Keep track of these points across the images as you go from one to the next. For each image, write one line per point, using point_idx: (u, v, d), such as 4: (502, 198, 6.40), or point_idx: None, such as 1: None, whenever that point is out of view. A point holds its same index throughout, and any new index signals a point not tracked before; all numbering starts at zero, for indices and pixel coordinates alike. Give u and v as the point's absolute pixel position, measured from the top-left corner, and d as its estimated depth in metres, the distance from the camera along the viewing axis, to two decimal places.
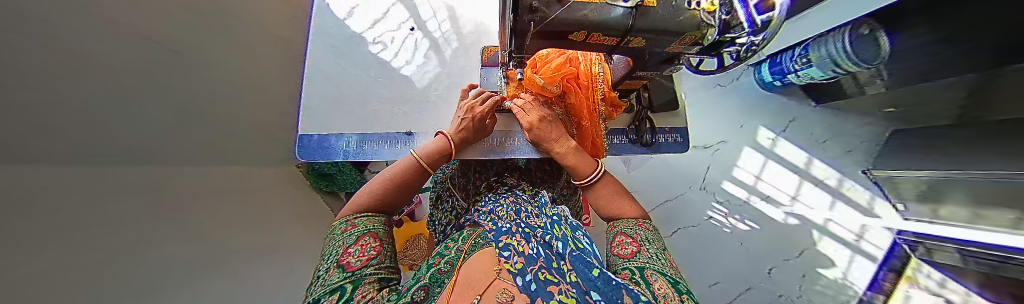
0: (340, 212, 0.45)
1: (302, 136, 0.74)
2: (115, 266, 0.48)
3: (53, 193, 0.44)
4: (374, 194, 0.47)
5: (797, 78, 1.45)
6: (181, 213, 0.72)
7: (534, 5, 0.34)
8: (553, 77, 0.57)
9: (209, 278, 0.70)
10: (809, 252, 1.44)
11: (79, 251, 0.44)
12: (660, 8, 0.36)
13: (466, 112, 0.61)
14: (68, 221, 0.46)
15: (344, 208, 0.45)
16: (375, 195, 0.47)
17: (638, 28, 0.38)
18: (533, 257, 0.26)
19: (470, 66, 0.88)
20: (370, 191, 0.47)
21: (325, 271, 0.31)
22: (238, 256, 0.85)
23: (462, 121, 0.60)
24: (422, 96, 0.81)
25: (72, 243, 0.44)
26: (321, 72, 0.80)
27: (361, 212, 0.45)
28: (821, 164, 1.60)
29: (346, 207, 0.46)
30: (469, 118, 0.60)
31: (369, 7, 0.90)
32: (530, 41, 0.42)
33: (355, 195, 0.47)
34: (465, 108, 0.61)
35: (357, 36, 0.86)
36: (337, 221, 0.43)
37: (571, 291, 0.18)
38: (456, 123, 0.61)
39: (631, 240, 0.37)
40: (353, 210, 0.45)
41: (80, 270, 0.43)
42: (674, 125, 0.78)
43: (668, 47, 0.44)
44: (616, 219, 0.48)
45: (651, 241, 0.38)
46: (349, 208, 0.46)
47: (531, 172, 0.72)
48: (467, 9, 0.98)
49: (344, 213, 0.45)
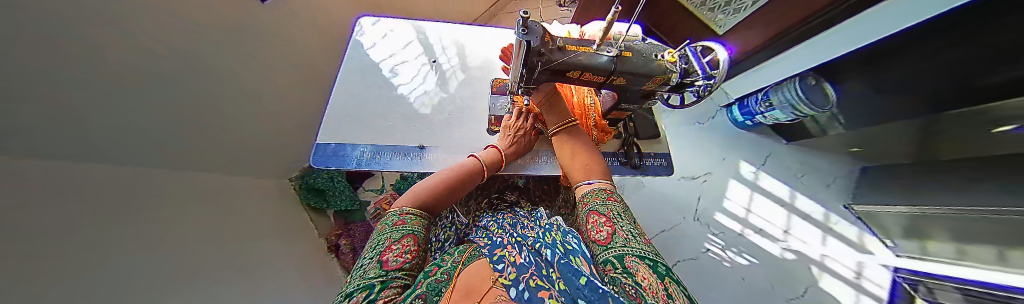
0: (397, 200, 0.49)
1: (319, 145, 0.77)
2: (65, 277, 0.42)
3: None
4: (431, 190, 0.51)
5: (765, 118, 1.61)
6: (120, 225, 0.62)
7: (541, 50, 0.44)
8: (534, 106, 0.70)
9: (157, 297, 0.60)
10: (813, 289, 1.41)
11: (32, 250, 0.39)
12: (634, 57, 0.48)
13: (516, 131, 0.70)
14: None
15: (398, 199, 0.49)
16: (434, 191, 0.51)
17: (621, 69, 0.48)
18: (524, 266, 0.28)
19: (480, 92, 0.98)
20: (426, 189, 0.51)
21: (368, 263, 0.34)
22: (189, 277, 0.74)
23: (513, 139, 0.68)
24: (433, 116, 0.89)
25: None
26: (346, 90, 0.90)
27: (416, 205, 0.48)
28: (804, 197, 1.68)
29: (402, 197, 0.50)
30: (520, 136, 0.69)
31: (392, 41, 1.05)
32: (537, 76, 0.51)
33: (410, 189, 0.52)
34: (515, 128, 0.69)
35: (377, 64, 0.97)
36: (392, 210, 0.47)
37: (559, 297, 0.21)
38: (504, 139, 0.69)
39: (604, 219, 0.40)
40: (409, 201, 0.49)
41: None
42: (660, 151, 0.86)
43: (644, 85, 0.53)
44: (586, 190, 0.52)
45: (622, 216, 0.41)
46: (405, 199, 0.49)
47: (529, 191, 0.76)
48: (476, 46, 1.13)
49: (397, 204, 0.49)
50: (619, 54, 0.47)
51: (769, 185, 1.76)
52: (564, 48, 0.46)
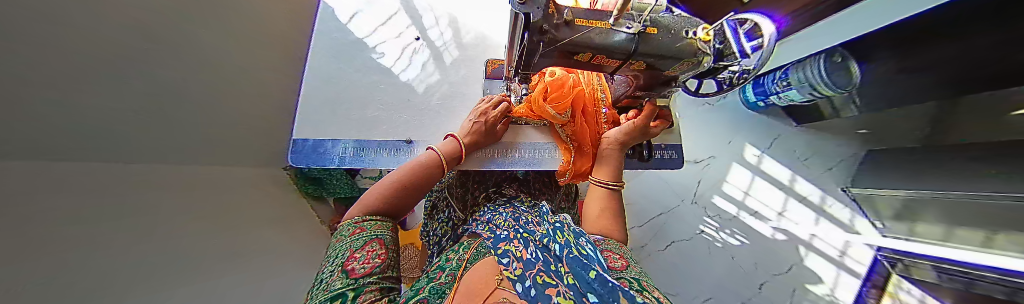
0: (347, 211, 0.45)
1: (296, 141, 0.71)
2: (88, 266, 0.42)
3: (31, 167, 0.42)
4: (384, 194, 0.47)
5: (779, 99, 1.52)
6: (161, 208, 0.65)
7: (544, 27, 0.37)
8: (546, 109, 0.62)
9: (193, 275, 0.64)
10: (796, 266, 1.50)
11: (59, 237, 0.40)
12: (660, 34, 0.40)
13: (480, 116, 0.64)
14: (57, 210, 0.43)
15: (350, 208, 0.46)
16: (383, 197, 0.47)
17: (643, 51, 0.41)
18: (532, 262, 0.25)
19: (475, 75, 0.89)
20: (380, 193, 0.47)
21: (329, 275, 0.33)
22: (225, 254, 0.80)
23: (475, 125, 0.63)
24: (421, 103, 0.81)
25: (53, 229, 0.40)
26: (322, 77, 0.80)
27: (368, 213, 0.45)
28: (804, 181, 1.66)
29: (354, 207, 0.46)
30: (482, 121, 0.63)
31: (373, 13, 0.92)
32: (539, 60, 0.44)
33: (361, 196, 0.48)
34: (478, 112, 0.64)
35: (357, 42, 0.86)
36: (344, 220, 0.44)
37: (569, 293, 0.19)
38: (467, 126, 0.63)
39: (620, 257, 0.34)
40: (359, 211, 0.45)
41: (87, 252, 0.44)
42: (668, 142, 0.80)
43: (670, 68, 0.45)
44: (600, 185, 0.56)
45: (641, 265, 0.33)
46: (357, 208, 0.46)
47: (529, 183, 0.71)
48: (468, 18, 1.00)
49: (349, 213, 0.45)
50: (643, 30, 0.39)
51: (771, 169, 1.72)
52: (573, 23, 0.38)
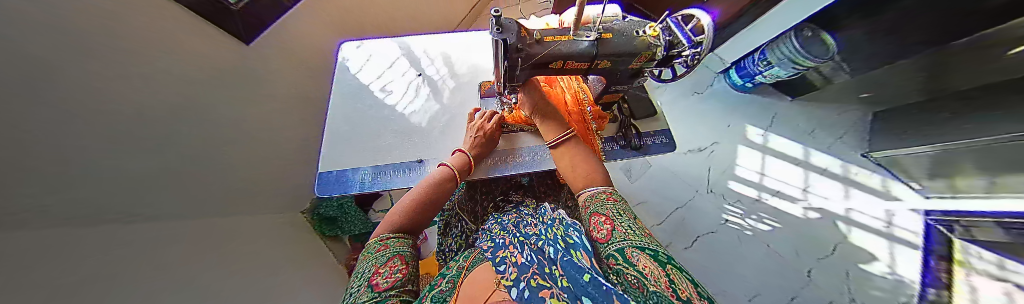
0: (376, 229, 0.49)
1: (322, 174, 0.79)
2: None
3: None
4: (402, 215, 0.51)
5: (765, 78, 1.57)
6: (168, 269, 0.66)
7: (520, 46, 0.44)
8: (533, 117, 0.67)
9: None
10: (841, 245, 1.38)
11: None
12: (615, 37, 0.48)
13: (477, 131, 0.70)
14: None
15: (376, 227, 0.50)
16: (404, 215, 0.51)
17: (604, 52, 0.47)
18: (527, 265, 0.22)
19: (471, 97, 0.99)
20: (399, 212, 0.52)
21: (358, 290, 0.35)
22: None
23: (474, 140, 0.69)
24: (427, 128, 0.90)
25: None
26: (340, 116, 0.91)
27: (392, 231, 0.49)
28: (819, 152, 1.60)
29: (380, 225, 0.50)
30: (480, 136, 0.69)
31: (377, 60, 1.06)
32: (520, 73, 0.51)
33: (387, 215, 0.52)
34: (475, 128, 0.70)
35: (366, 85, 0.99)
36: (371, 239, 0.48)
37: (563, 295, 0.15)
38: (468, 141, 0.69)
39: (604, 218, 0.40)
40: (383, 230, 0.49)
41: None
42: (658, 128, 0.84)
43: (630, 64, 0.52)
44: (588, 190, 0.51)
45: (622, 214, 0.41)
46: (383, 227, 0.50)
47: (533, 188, 0.75)
48: (459, 51, 1.12)
49: (376, 232, 0.49)
50: (600, 36, 0.47)
51: (780, 146, 1.68)
52: (543, 40, 0.46)
